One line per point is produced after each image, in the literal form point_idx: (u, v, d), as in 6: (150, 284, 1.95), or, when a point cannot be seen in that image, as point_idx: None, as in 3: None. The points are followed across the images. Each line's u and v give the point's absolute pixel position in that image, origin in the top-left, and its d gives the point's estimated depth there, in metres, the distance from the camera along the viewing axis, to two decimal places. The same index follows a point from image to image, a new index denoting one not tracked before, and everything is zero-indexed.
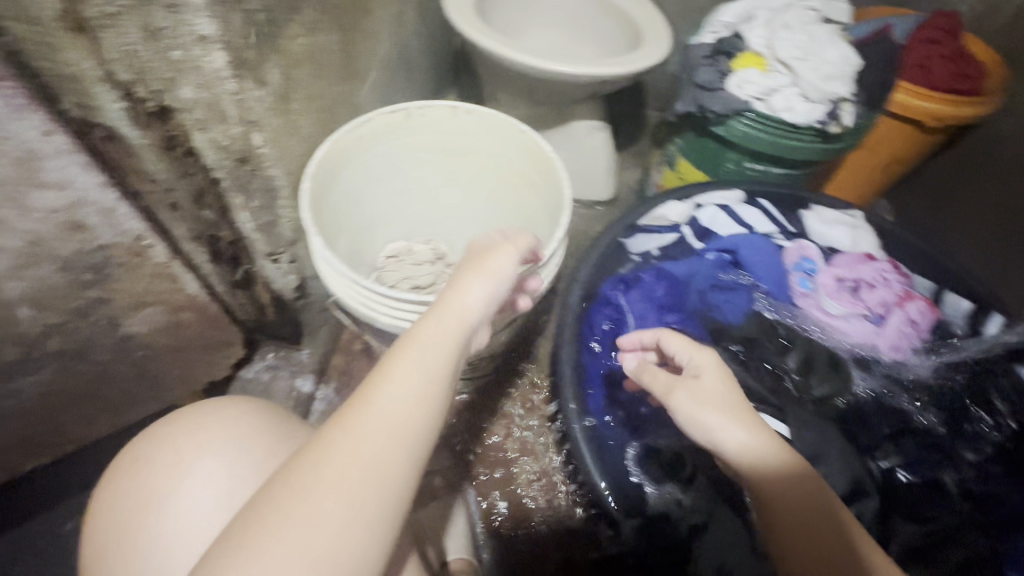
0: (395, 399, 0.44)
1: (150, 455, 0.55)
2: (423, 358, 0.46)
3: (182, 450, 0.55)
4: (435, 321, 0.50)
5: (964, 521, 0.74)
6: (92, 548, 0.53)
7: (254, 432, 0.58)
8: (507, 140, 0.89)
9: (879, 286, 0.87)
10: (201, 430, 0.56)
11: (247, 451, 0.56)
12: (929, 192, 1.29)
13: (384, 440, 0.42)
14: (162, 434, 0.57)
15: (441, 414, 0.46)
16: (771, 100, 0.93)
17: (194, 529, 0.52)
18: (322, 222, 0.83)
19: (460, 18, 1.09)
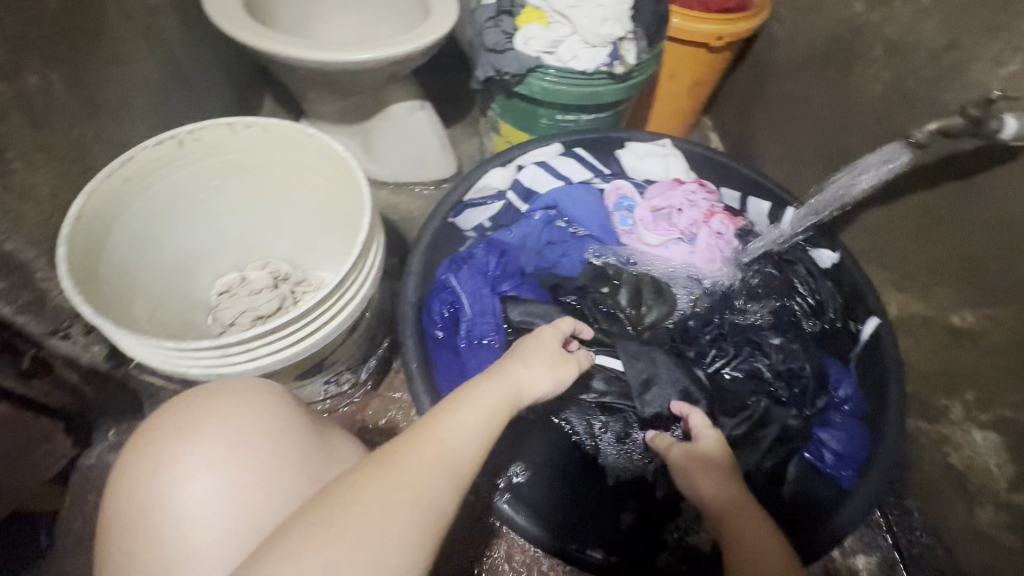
0: (457, 432, 0.48)
1: (203, 421, 0.51)
2: (476, 406, 0.51)
3: (233, 427, 0.51)
4: (496, 380, 0.55)
5: (777, 400, 0.85)
6: (122, 511, 0.49)
7: (295, 424, 0.54)
8: (301, 147, 0.84)
9: (687, 208, 0.95)
10: (249, 409, 0.53)
11: (291, 443, 0.52)
12: (735, 105, 1.40)
13: (444, 473, 0.44)
14: (210, 404, 0.53)
15: (477, 459, 0.48)
16: (558, 52, 0.96)
17: (205, 517, 0.47)
18: (102, 280, 0.75)
19: (225, 20, 0.99)
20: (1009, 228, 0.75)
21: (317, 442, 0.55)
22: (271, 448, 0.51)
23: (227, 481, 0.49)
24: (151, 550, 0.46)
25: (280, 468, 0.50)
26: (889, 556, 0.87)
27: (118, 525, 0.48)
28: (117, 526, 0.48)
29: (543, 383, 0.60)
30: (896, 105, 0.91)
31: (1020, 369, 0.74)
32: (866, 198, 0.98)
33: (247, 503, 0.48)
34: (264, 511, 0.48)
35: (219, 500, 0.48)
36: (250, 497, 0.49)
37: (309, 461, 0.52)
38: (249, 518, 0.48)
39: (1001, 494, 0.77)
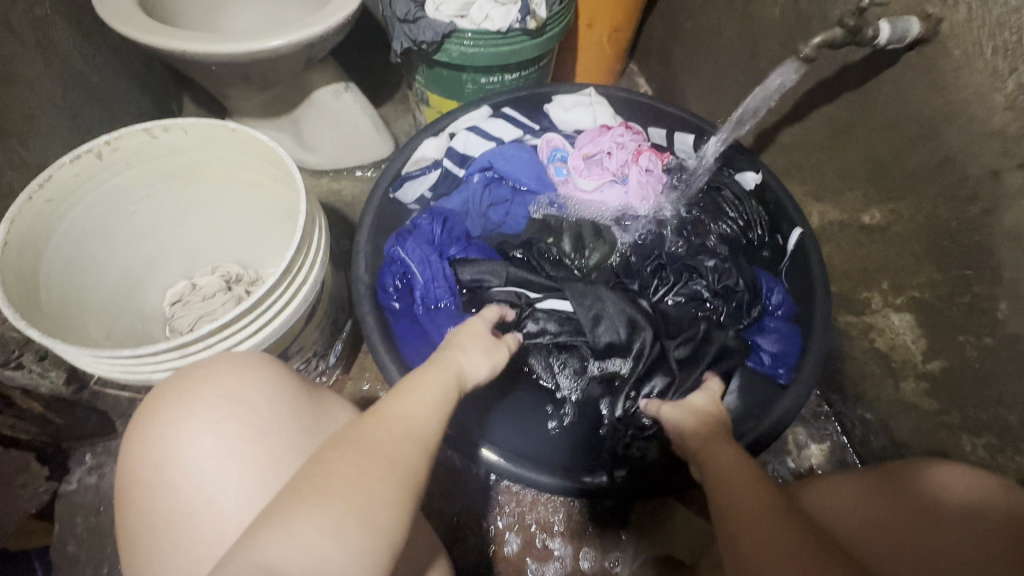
0: (416, 406, 0.49)
1: (199, 384, 0.52)
2: (424, 385, 0.52)
3: (228, 387, 0.52)
4: (438, 363, 0.57)
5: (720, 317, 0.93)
6: (133, 471, 0.51)
7: (288, 386, 0.55)
8: (225, 142, 0.84)
9: (615, 151, 1.01)
10: (243, 371, 0.53)
11: (287, 399, 0.53)
12: (655, 47, 1.43)
13: (408, 438, 0.46)
14: (215, 371, 0.54)
15: (437, 427, 0.49)
16: (470, 14, 0.96)
17: (212, 470, 0.49)
18: (48, 306, 0.75)
19: (121, 23, 0.96)
20: (898, 126, 0.82)
21: (310, 399, 0.56)
22: (269, 404, 0.52)
23: (229, 436, 0.50)
24: (169, 498, 0.49)
25: (283, 422, 0.52)
26: (839, 442, 1.03)
27: (132, 483, 0.50)
28: (132, 483, 0.51)
29: (478, 366, 0.62)
30: (793, 26, 0.96)
31: (921, 252, 0.82)
32: (780, 119, 1.04)
33: (249, 455, 0.49)
34: (267, 463, 0.49)
35: (225, 453, 0.49)
36: (256, 448, 0.50)
37: (305, 416, 0.53)
38: (254, 469, 0.49)
39: (918, 365, 0.87)
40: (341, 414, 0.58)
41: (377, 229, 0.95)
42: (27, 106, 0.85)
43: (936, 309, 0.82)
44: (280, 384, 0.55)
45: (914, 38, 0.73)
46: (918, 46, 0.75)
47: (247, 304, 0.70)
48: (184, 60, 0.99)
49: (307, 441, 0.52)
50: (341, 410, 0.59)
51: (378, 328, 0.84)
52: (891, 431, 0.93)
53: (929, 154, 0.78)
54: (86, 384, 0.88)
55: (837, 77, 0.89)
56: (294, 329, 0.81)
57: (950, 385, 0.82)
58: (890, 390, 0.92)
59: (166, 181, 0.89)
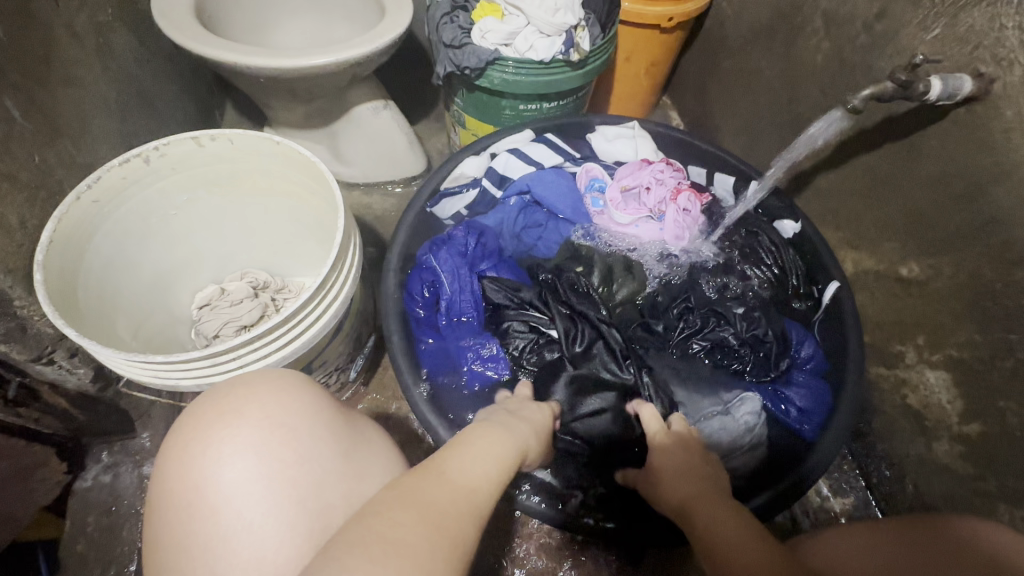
0: (475, 469, 0.51)
1: (242, 405, 0.53)
2: (486, 452, 0.54)
3: (271, 410, 0.53)
4: (500, 436, 0.60)
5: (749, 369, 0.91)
6: (171, 492, 0.50)
7: (324, 410, 0.56)
8: (268, 155, 0.85)
9: (654, 187, 1.01)
10: (282, 393, 0.55)
11: (325, 425, 0.54)
12: (690, 82, 1.44)
13: (465, 498, 0.46)
14: (251, 391, 0.54)
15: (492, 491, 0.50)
16: (514, 44, 0.98)
17: (253, 493, 0.48)
18: (85, 306, 0.76)
19: (177, 33, 0.99)
20: (944, 181, 0.80)
21: (345, 426, 0.57)
22: (308, 428, 0.53)
23: (269, 459, 0.50)
24: (207, 522, 0.47)
25: (321, 446, 0.52)
26: (863, 496, 0.99)
27: (168, 506, 0.49)
28: (167, 505, 0.49)
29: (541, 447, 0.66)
30: (837, 73, 0.96)
31: (961, 310, 0.80)
32: (817, 163, 1.03)
33: (290, 479, 0.49)
34: (309, 485, 0.50)
35: (265, 476, 0.49)
36: (294, 473, 0.50)
37: (342, 442, 0.54)
38: (294, 493, 0.49)
39: (953, 426, 0.84)
40: (372, 437, 0.59)
41: (409, 246, 0.95)
42: (82, 108, 0.88)
43: (975, 370, 0.79)
44: (315, 409, 0.55)
45: (965, 95, 0.72)
46: (968, 103, 0.74)
47: (279, 317, 0.70)
48: (233, 71, 1.02)
49: (345, 465, 0.53)
50: (374, 434, 0.60)
51: (403, 347, 0.83)
52: (921, 493, 0.90)
53: (976, 212, 0.76)
54: (114, 382, 0.87)
55: (881, 127, 0.88)
56: (320, 343, 0.81)
57: (988, 450, 0.79)
58: (922, 449, 0.89)
59: (208, 189, 0.91)
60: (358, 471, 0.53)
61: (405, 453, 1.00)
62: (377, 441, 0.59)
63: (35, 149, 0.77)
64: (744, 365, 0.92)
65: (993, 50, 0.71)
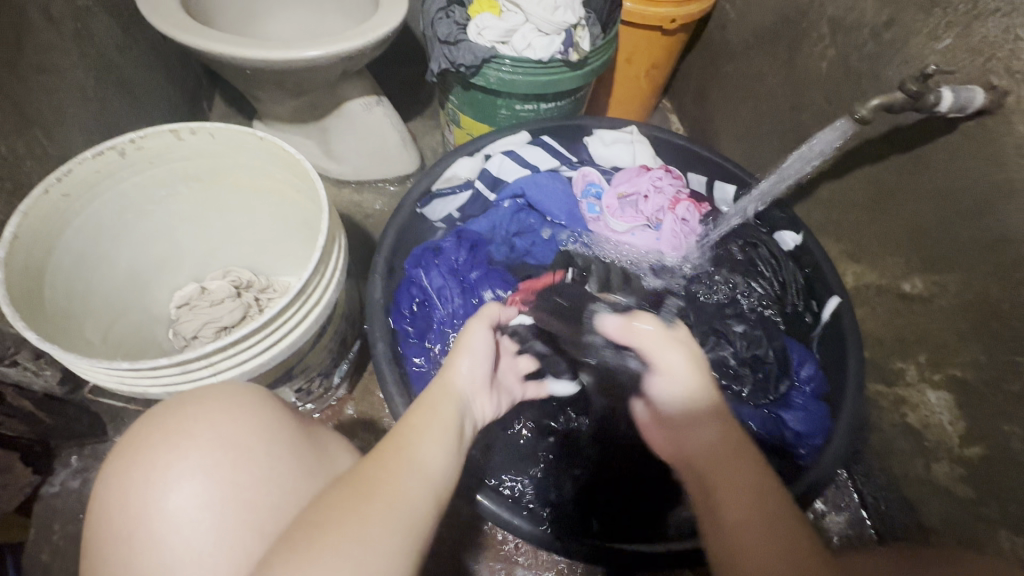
0: (430, 453, 0.49)
1: (193, 425, 0.49)
2: (437, 425, 0.53)
3: (223, 430, 0.49)
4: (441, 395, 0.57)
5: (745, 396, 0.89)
6: (116, 523, 0.46)
7: (287, 427, 0.52)
8: (252, 151, 0.82)
9: (652, 194, 0.99)
10: (236, 410, 0.51)
11: (285, 443, 0.50)
12: (690, 86, 1.41)
13: (422, 481, 0.46)
14: (200, 409, 0.50)
15: (447, 459, 0.50)
16: (512, 42, 0.95)
17: (207, 521, 0.45)
18: (50, 306, 0.72)
19: (160, 21, 0.95)
20: (951, 196, 0.78)
21: (308, 443, 0.53)
22: (267, 448, 0.49)
23: (223, 484, 0.46)
24: (154, 557, 0.44)
25: (284, 463, 0.49)
26: (858, 515, 0.97)
27: (111, 540, 0.45)
28: (110, 538, 0.46)
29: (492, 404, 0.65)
30: (842, 82, 0.94)
31: (965, 329, 0.77)
32: (819, 173, 1.00)
33: (247, 502, 0.46)
34: (268, 509, 0.46)
35: (219, 503, 0.45)
36: (255, 497, 0.46)
37: (307, 460, 0.51)
38: (254, 518, 0.45)
39: (953, 448, 0.81)
40: (339, 454, 0.55)
41: (396, 249, 0.93)
42: (56, 96, 0.84)
43: (978, 393, 0.77)
44: (274, 424, 0.51)
45: (976, 108, 0.70)
46: (979, 116, 0.72)
47: (256, 324, 0.66)
48: (219, 62, 0.98)
49: (309, 484, 0.49)
50: (342, 451, 0.57)
51: (388, 357, 0.80)
52: (916, 513, 0.88)
53: (985, 229, 0.74)
54: (82, 386, 0.83)
55: (886, 139, 0.86)
56: (302, 349, 0.78)
57: (989, 474, 0.77)
58: (920, 470, 0.87)
59: (190, 183, 0.87)
60: (323, 488, 0.50)
61: None
62: (345, 457, 0.56)
63: (3, 139, 0.73)
64: (744, 386, 0.89)
65: (1007, 62, 0.68)
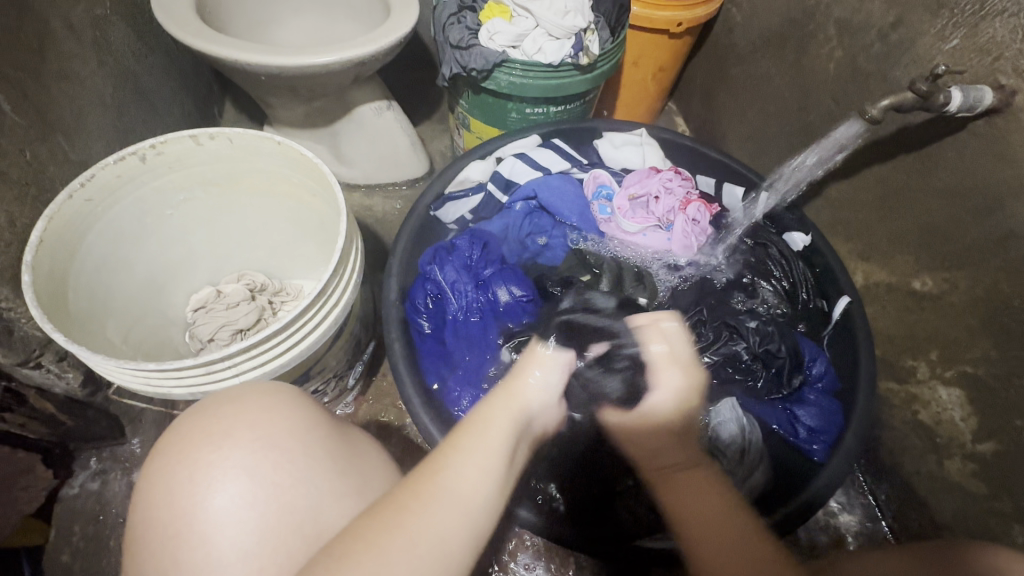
0: (468, 476, 0.45)
1: (230, 426, 0.50)
2: (482, 446, 0.47)
3: (262, 429, 0.50)
4: (501, 406, 0.51)
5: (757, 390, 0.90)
6: (156, 523, 0.46)
7: (320, 426, 0.53)
8: (270, 155, 0.83)
9: (663, 196, 1.00)
10: (272, 411, 0.51)
11: (321, 443, 0.51)
12: (696, 88, 1.43)
13: (455, 511, 0.43)
14: (237, 411, 0.51)
15: (488, 486, 0.45)
16: (523, 46, 0.97)
17: (248, 518, 0.45)
18: (74, 308, 0.73)
19: (177, 28, 0.97)
20: (960, 194, 0.79)
21: (342, 441, 0.54)
22: (304, 447, 0.50)
23: (264, 482, 0.47)
24: (196, 555, 0.44)
25: (319, 463, 0.50)
26: (871, 514, 0.97)
27: (152, 537, 0.46)
28: (151, 537, 0.46)
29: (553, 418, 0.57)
30: (849, 82, 0.95)
31: (976, 326, 0.78)
32: (827, 173, 1.01)
33: (287, 501, 0.47)
34: (305, 508, 0.47)
35: (261, 501, 0.46)
36: (294, 497, 0.47)
37: (341, 458, 0.52)
38: (293, 518, 0.46)
39: (967, 444, 0.82)
40: (368, 452, 0.56)
41: (410, 251, 0.94)
42: (77, 103, 0.85)
43: (991, 388, 0.77)
44: (309, 426, 0.52)
45: (985, 107, 0.71)
46: (987, 115, 0.73)
47: (278, 325, 0.67)
48: (234, 68, 0.99)
49: (344, 483, 0.50)
50: (371, 448, 0.58)
51: (404, 355, 0.81)
52: (930, 510, 0.88)
53: (994, 226, 0.75)
54: (102, 388, 0.84)
55: (895, 138, 0.87)
56: (320, 350, 0.79)
57: (1003, 469, 0.77)
58: (933, 466, 0.87)
59: (208, 187, 0.88)
60: (358, 488, 0.51)
61: (403, 458, 0.99)
62: (375, 456, 0.57)
63: (27, 144, 0.74)
64: (756, 380, 0.90)
65: (1014, 62, 0.69)
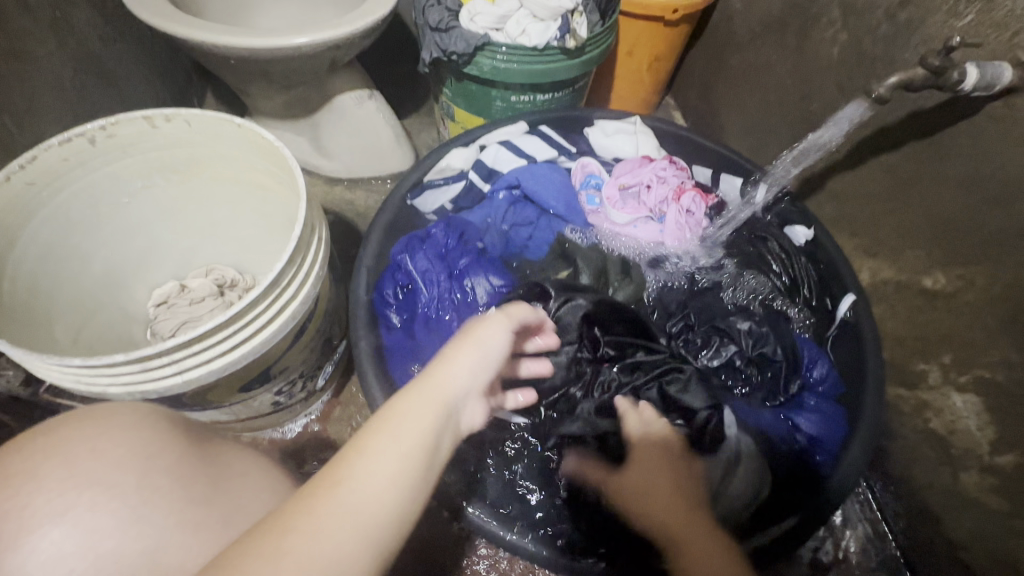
0: (376, 483, 0.38)
1: (42, 461, 0.40)
2: (398, 442, 0.41)
3: (81, 462, 0.40)
4: (418, 397, 0.45)
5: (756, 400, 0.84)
6: None
7: (173, 445, 0.44)
8: (228, 138, 0.77)
9: (654, 185, 0.94)
10: (104, 438, 0.42)
11: (165, 469, 0.42)
12: (694, 81, 1.37)
13: (354, 522, 0.35)
14: (56, 438, 0.41)
15: (407, 489, 0.39)
16: (506, 29, 0.91)
17: (67, 574, 0.37)
18: (8, 301, 0.67)
19: (144, 9, 0.92)
20: (976, 183, 0.72)
21: (202, 463, 0.44)
22: (139, 480, 0.41)
23: (87, 527, 0.38)
24: None
25: (160, 497, 0.41)
26: (877, 529, 0.90)
27: None
28: None
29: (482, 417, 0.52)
30: (855, 67, 0.89)
31: (994, 325, 0.72)
32: (830, 165, 0.95)
33: (118, 548, 0.38)
34: (148, 552, 0.39)
35: (79, 553, 0.38)
36: (128, 541, 0.38)
37: (196, 483, 0.43)
38: (125, 571, 0.38)
39: (983, 456, 0.75)
40: (247, 473, 0.47)
41: (386, 241, 0.89)
42: (28, 84, 0.80)
43: (1012, 395, 0.71)
44: (143, 450, 0.42)
45: (1004, 86, 0.64)
46: (1006, 95, 0.67)
47: (220, 319, 0.61)
48: (202, 51, 0.94)
49: (199, 513, 0.41)
50: (250, 465, 0.49)
51: (371, 354, 0.75)
52: (943, 527, 0.81)
53: (1015, 217, 0.69)
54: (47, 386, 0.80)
55: (903, 124, 0.81)
56: (280, 347, 0.72)
57: None
58: (946, 480, 0.80)
59: (164, 174, 0.83)
60: (221, 516, 0.42)
61: None
62: (257, 474, 0.48)
63: None
64: (751, 387, 0.84)
65: None
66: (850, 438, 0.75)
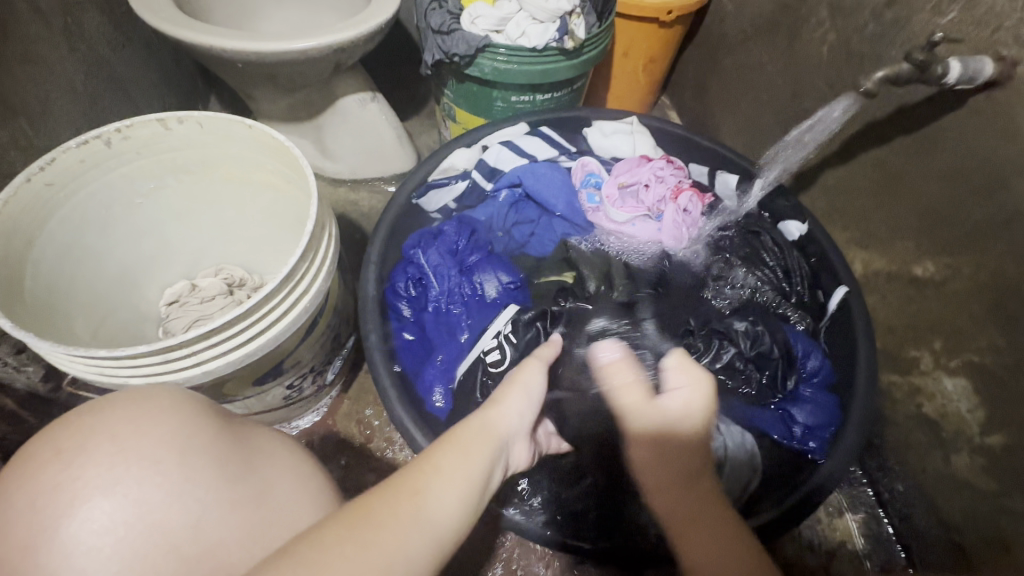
0: (446, 501, 0.40)
1: (89, 438, 0.42)
2: (465, 471, 0.44)
3: (124, 438, 0.42)
4: (476, 431, 0.50)
5: (756, 398, 0.85)
6: None
7: (208, 426, 0.46)
8: (239, 140, 0.80)
9: (653, 183, 0.97)
10: (142, 420, 0.44)
11: (202, 447, 0.44)
12: (689, 80, 1.40)
13: (427, 534, 0.38)
14: (96, 419, 0.43)
15: (470, 514, 0.42)
16: (505, 30, 0.94)
17: (111, 543, 0.39)
18: (29, 298, 0.69)
19: (153, 15, 0.94)
20: (961, 175, 0.75)
21: (235, 443, 0.46)
22: (178, 457, 0.43)
23: (128, 500, 0.40)
24: None
25: (197, 472, 0.42)
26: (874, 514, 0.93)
27: None
28: None
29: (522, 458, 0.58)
30: (844, 65, 0.92)
31: (981, 312, 0.74)
32: (822, 161, 0.98)
33: (157, 522, 0.40)
34: (185, 526, 0.40)
35: (122, 523, 0.39)
36: (168, 514, 0.40)
37: (229, 463, 0.44)
38: (166, 541, 0.40)
39: (973, 438, 0.78)
40: (274, 454, 0.49)
41: (393, 239, 0.91)
42: (43, 88, 0.83)
43: (1000, 379, 0.73)
44: (177, 429, 0.44)
45: (985, 79, 0.67)
46: (988, 89, 0.69)
47: (239, 311, 0.63)
48: (209, 55, 0.97)
49: (234, 489, 0.43)
50: (276, 447, 0.50)
51: (381, 351, 0.77)
52: (936, 509, 0.84)
53: (998, 206, 0.71)
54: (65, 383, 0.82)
55: (891, 119, 0.83)
56: (294, 340, 0.75)
57: (1012, 464, 0.73)
58: (939, 463, 0.83)
59: (178, 174, 0.85)
60: (253, 493, 0.44)
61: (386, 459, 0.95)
62: (283, 455, 0.50)
63: None
64: (751, 387, 0.85)
65: (1015, 32, 0.66)
66: (844, 424, 0.78)
